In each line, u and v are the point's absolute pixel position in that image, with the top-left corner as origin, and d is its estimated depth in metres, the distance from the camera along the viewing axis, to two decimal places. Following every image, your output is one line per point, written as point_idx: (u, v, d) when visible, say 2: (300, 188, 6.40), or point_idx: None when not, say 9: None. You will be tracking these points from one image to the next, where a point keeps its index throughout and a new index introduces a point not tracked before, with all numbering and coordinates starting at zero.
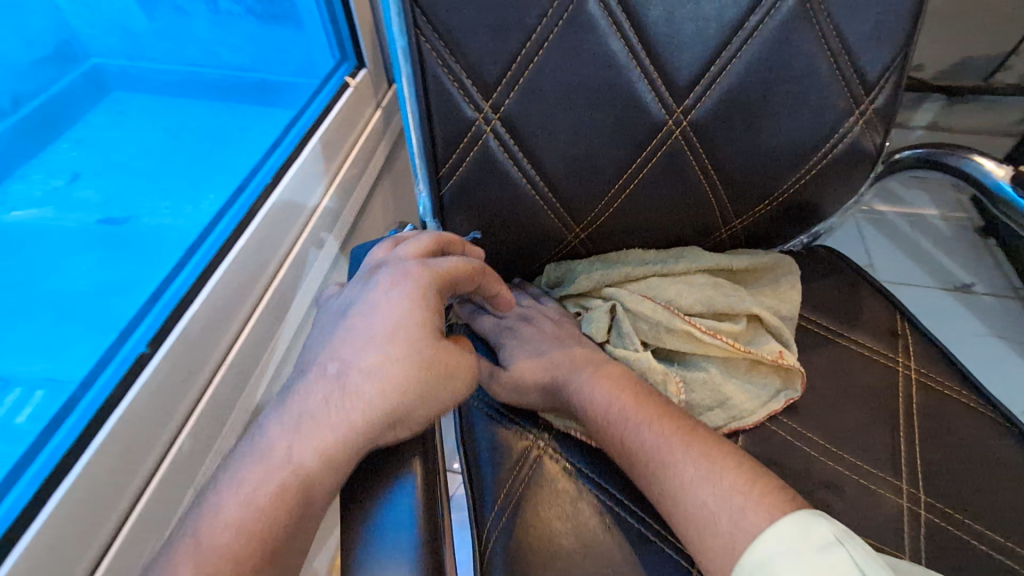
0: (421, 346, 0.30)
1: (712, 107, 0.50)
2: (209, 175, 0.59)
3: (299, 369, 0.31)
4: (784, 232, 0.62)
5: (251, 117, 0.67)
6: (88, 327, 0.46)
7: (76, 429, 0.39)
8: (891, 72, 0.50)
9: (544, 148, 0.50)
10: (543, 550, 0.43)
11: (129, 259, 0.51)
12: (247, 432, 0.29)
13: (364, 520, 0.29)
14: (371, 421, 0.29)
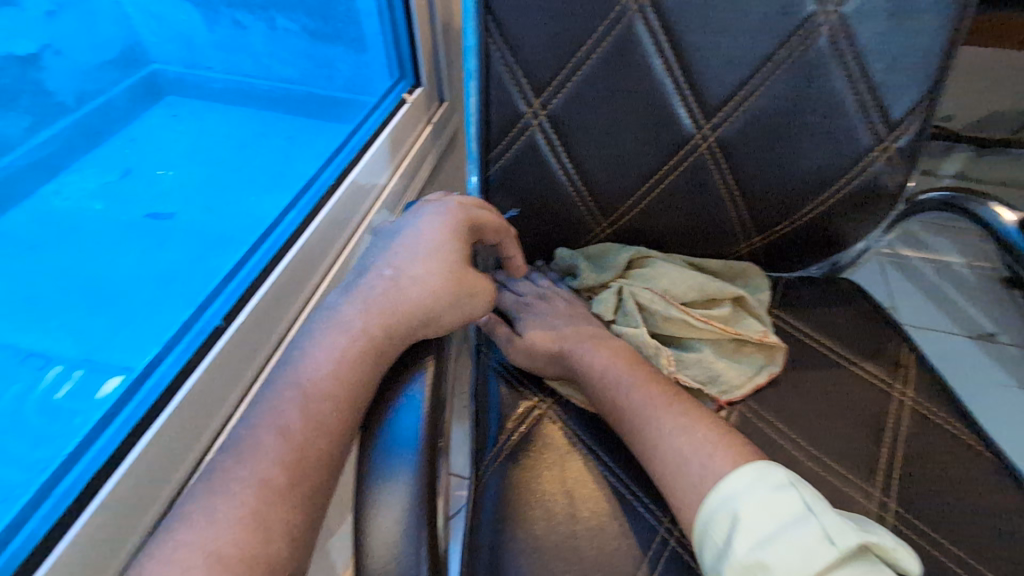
0: (455, 267, 0.41)
1: (738, 127, 0.55)
2: (260, 178, 0.74)
3: (360, 272, 0.41)
4: (802, 256, 0.66)
5: (297, 127, 0.82)
6: (127, 322, 0.57)
7: (149, 400, 0.46)
8: (916, 114, 0.54)
9: (582, 145, 0.56)
10: (530, 493, 0.48)
11: (162, 254, 0.65)
12: (317, 311, 0.39)
13: (383, 410, 0.36)
14: (413, 313, 0.39)
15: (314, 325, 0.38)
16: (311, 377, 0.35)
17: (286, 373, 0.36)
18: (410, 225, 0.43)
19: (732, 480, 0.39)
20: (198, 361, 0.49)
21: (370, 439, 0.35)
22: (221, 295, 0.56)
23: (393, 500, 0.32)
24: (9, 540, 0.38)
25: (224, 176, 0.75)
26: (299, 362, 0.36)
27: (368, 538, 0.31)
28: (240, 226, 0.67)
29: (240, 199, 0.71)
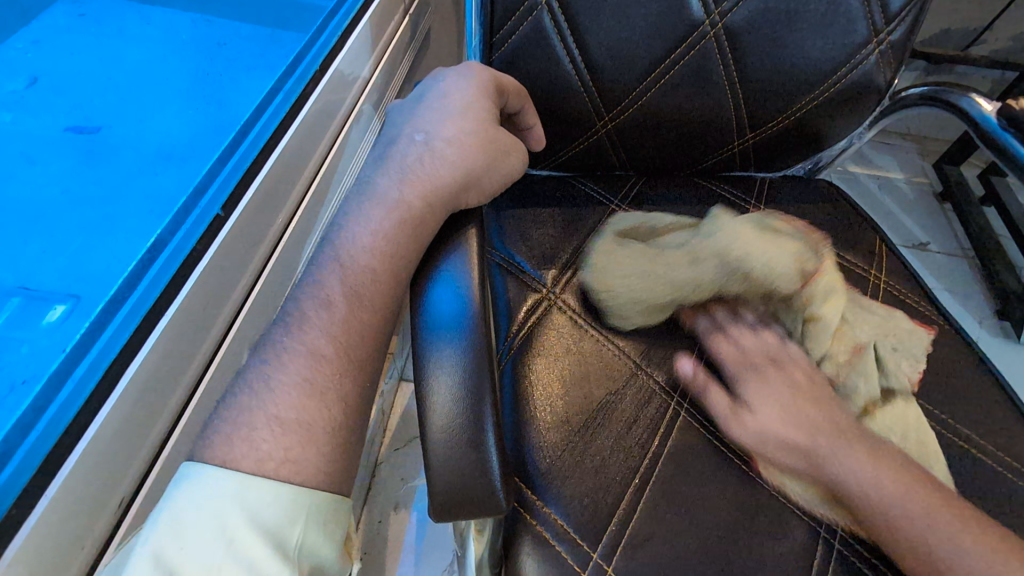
0: (486, 125, 0.41)
1: (746, 15, 0.54)
2: (208, 80, 0.64)
3: (394, 142, 0.41)
4: (789, 155, 0.68)
5: (236, 27, 0.71)
6: (66, 236, 0.48)
7: (137, 312, 0.40)
8: (913, 4, 0.54)
9: (590, 30, 0.54)
10: (549, 374, 0.50)
11: (98, 162, 0.54)
12: (358, 189, 0.39)
13: (419, 295, 0.36)
14: (456, 171, 0.39)
15: (353, 201, 0.39)
16: (352, 253, 0.36)
17: (329, 251, 0.36)
18: (432, 95, 0.43)
19: None
20: (205, 248, 0.44)
21: (414, 315, 0.35)
22: (219, 178, 0.50)
23: (444, 371, 0.32)
24: (25, 435, 0.33)
25: (157, 78, 0.63)
26: (341, 240, 0.36)
27: (427, 406, 0.31)
28: (200, 133, 0.58)
29: (174, 105, 0.60)
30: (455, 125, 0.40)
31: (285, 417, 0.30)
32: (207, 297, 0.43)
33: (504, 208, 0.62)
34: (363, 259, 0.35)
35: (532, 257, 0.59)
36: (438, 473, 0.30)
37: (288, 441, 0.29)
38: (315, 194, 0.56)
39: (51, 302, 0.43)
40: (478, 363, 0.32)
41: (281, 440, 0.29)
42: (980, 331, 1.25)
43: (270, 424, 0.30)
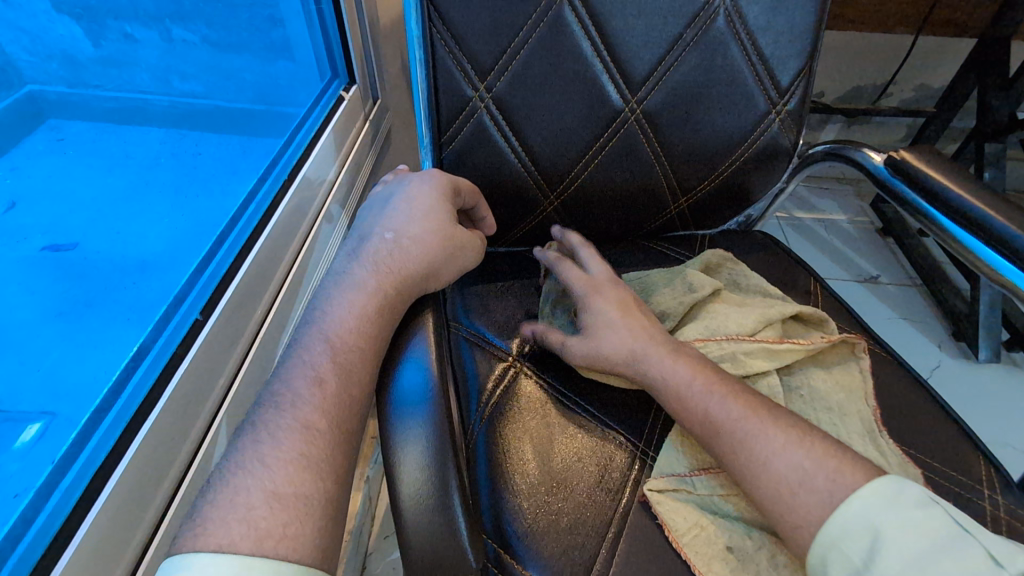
0: (448, 228, 0.47)
1: (660, 100, 0.62)
2: (184, 194, 0.69)
3: (363, 237, 0.45)
4: (722, 212, 0.76)
5: (210, 141, 0.76)
6: (48, 356, 0.49)
7: (119, 423, 0.43)
8: (800, 79, 0.64)
9: (526, 124, 0.62)
10: (518, 437, 0.53)
11: (87, 286, 0.55)
12: (334, 279, 0.42)
13: (389, 377, 0.39)
14: (419, 266, 0.44)
15: (329, 290, 0.42)
16: (337, 330, 0.39)
17: (311, 332, 0.39)
18: (400, 194, 0.48)
19: (877, 497, 0.37)
20: (185, 351, 0.48)
21: (383, 395, 0.38)
22: (197, 287, 0.55)
23: (412, 445, 0.35)
24: (15, 545, 0.36)
25: (140, 194, 0.65)
26: (323, 323, 0.39)
27: (397, 479, 0.34)
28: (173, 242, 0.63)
29: (153, 220, 0.64)
30: (420, 226, 0.46)
31: (283, 492, 0.31)
32: (187, 399, 0.47)
33: (466, 285, 0.67)
34: (349, 337, 0.38)
35: (497, 328, 0.63)
36: (409, 539, 0.33)
37: (285, 515, 0.30)
38: (287, 291, 0.60)
39: (24, 422, 0.45)
40: (442, 431, 0.36)
41: (279, 515, 0.30)
42: (940, 355, 1.30)
43: (268, 498, 0.30)
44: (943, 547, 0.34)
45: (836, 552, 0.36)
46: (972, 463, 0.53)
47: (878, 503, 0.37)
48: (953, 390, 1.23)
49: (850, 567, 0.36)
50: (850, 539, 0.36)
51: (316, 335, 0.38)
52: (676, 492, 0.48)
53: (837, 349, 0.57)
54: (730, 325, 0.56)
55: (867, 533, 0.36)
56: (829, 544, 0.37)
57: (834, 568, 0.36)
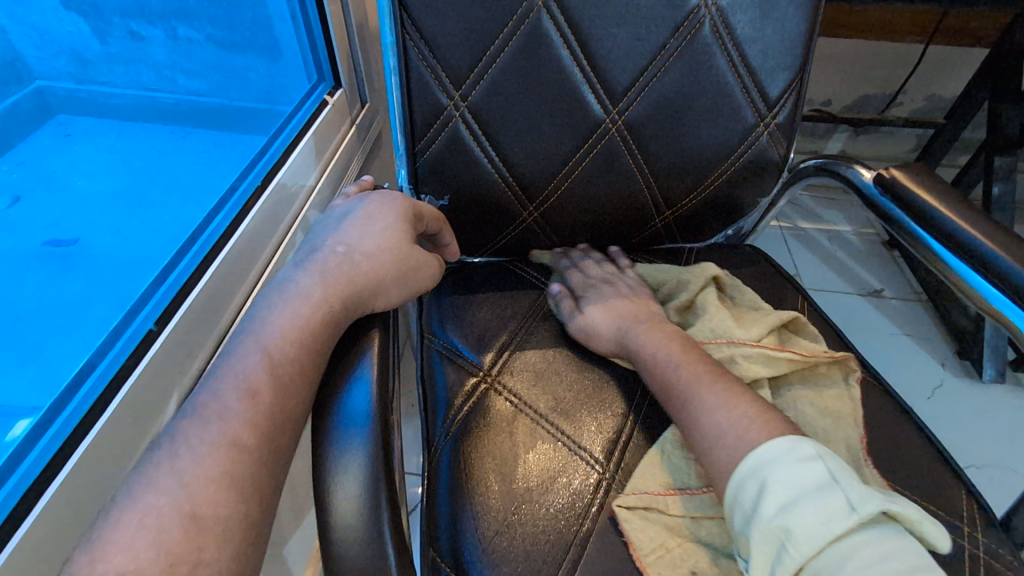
0: (403, 248, 0.46)
1: (642, 112, 0.61)
2: (173, 193, 0.68)
3: (316, 247, 0.45)
4: (710, 225, 0.74)
5: (209, 139, 0.76)
6: (35, 348, 0.50)
7: (60, 436, 0.42)
8: (789, 91, 0.62)
9: (503, 133, 0.60)
10: (480, 455, 0.52)
11: (78, 280, 0.56)
12: (280, 285, 0.42)
13: (330, 395, 0.37)
14: (366, 283, 0.43)
15: (272, 297, 0.41)
16: (272, 339, 0.38)
17: (246, 341, 0.38)
18: (360, 208, 0.48)
19: (765, 452, 0.40)
20: (136, 362, 0.48)
21: (323, 414, 0.36)
22: (155, 297, 0.54)
23: (349, 471, 0.33)
24: None
25: (131, 192, 0.66)
26: (260, 330, 0.39)
27: (329, 506, 0.33)
28: (154, 240, 0.62)
29: (150, 218, 0.65)
30: (374, 242, 0.45)
31: (195, 520, 0.29)
32: (139, 410, 0.46)
33: (443, 295, 0.66)
34: (285, 351, 0.38)
35: (471, 340, 0.61)
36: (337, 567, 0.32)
37: (196, 547, 0.29)
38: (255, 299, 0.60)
39: None
40: (381, 456, 0.34)
41: (189, 545, 0.29)
42: (943, 373, 1.26)
43: (176, 527, 0.29)
44: (814, 496, 0.36)
45: (736, 504, 0.40)
46: (953, 496, 0.51)
47: (773, 465, 0.39)
48: (955, 411, 1.20)
49: (742, 512, 0.39)
50: (743, 488, 0.39)
51: (248, 341, 0.38)
52: (647, 511, 0.47)
53: (830, 370, 0.55)
54: (735, 328, 0.57)
55: (755, 485, 0.39)
56: (733, 496, 0.40)
57: (736, 516, 0.40)
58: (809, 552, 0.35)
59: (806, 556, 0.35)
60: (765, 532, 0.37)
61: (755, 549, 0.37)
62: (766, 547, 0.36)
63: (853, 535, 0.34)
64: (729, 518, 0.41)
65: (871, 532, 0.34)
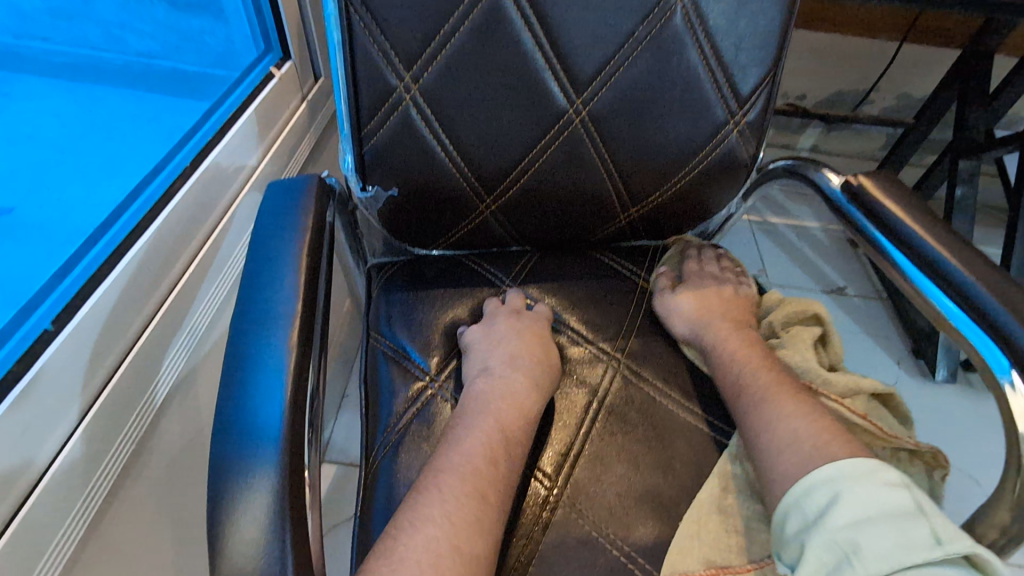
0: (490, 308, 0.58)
1: (607, 103, 0.57)
2: (117, 164, 0.62)
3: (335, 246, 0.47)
4: (677, 225, 0.71)
5: (161, 106, 0.70)
6: None
7: None
8: (762, 89, 0.59)
9: (458, 120, 0.56)
10: (417, 470, 0.49)
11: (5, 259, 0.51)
12: (266, 265, 0.40)
13: (231, 412, 0.33)
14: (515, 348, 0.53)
15: (262, 276, 0.39)
16: (280, 307, 0.38)
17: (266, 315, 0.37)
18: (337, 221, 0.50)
19: (848, 466, 0.41)
20: (27, 367, 0.42)
21: (228, 431, 0.33)
22: (53, 293, 0.49)
23: (253, 503, 0.30)
24: None
25: (69, 159, 0.59)
26: (264, 308, 0.38)
27: (226, 544, 0.29)
28: (77, 212, 0.57)
29: (90, 190, 0.59)
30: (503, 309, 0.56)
31: None
32: (36, 417, 0.41)
33: (394, 291, 0.62)
34: (268, 345, 0.36)
35: (419, 342, 0.58)
36: None
37: None
38: (184, 288, 0.55)
39: None
40: (291, 487, 0.31)
41: None
42: (897, 372, 1.29)
43: None
44: (892, 520, 0.37)
45: (798, 510, 0.42)
46: None
47: (850, 467, 0.41)
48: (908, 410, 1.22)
49: (803, 516, 0.41)
50: (813, 494, 0.41)
51: (283, 315, 0.37)
52: None
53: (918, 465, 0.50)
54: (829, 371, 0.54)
55: (829, 495, 0.40)
56: (794, 502, 0.42)
57: (794, 522, 0.42)
58: (872, 566, 0.36)
59: (869, 572, 0.36)
60: (831, 540, 0.38)
61: (811, 550, 0.39)
62: (823, 556, 0.38)
63: (928, 564, 0.35)
64: (780, 523, 0.43)
65: (947, 570, 0.35)
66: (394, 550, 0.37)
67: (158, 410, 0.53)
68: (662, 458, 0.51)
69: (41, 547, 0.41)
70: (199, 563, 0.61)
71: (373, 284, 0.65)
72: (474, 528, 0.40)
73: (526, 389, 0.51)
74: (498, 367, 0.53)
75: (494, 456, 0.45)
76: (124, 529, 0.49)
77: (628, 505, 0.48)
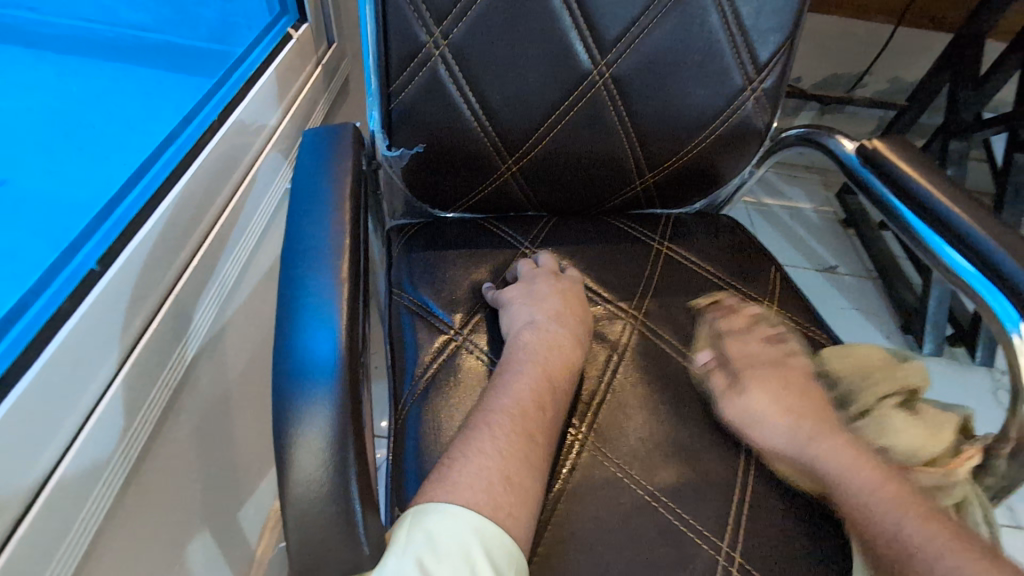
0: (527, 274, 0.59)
1: (630, 66, 0.58)
2: (127, 140, 0.58)
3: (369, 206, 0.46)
4: (690, 192, 0.72)
5: (165, 84, 0.65)
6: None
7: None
8: (780, 55, 0.60)
9: (485, 79, 0.56)
10: (446, 417, 0.50)
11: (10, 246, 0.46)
12: (311, 211, 0.41)
13: (285, 342, 0.34)
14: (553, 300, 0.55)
15: (305, 221, 0.40)
16: (328, 246, 0.39)
17: (317, 252, 0.38)
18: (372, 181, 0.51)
19: None
20: (73, 308, 0.43)
21: (284, 360, 0.33)
22: (95, 236, 0.49)
23: (314, 426, 0.31)
24: None
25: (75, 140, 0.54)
26: (312, 248, 0.38)
27: (292, 460, 0.30)
28: (82, 186, 0.53)
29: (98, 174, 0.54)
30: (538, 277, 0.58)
31: None
32: (83, 356, 0.42)
33: (415, 251, 0.63)
34: (320, 281, 0.37)
35: (443, 299, 0.59)
36: (295, 520, 0.30)
37: None
38: (216, 238, 0.55)
39: None
40: (352, 410, 0.32)
41: None
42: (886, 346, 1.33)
43: None
44: None
45: None
46: None
47: None
48: None
49: None
50: None
51: (332, 251, 0.38)
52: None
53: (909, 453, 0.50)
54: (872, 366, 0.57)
55: None
56: None
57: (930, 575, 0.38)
58: None
59: None
60: None
61: None
62: None
63: None
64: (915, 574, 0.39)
65: None
66: (439, 479, 0.38)
67: (189, 362, 0.53)
68: (682, 407, 0.53)
69: (89, 488, 0.41)
70: (224, 518, 0.61)
71: (393, 247, 0.65)
72: (513, 463, 0.41)
73: (554, 340, 0.53)
74: (543, 321, 0.54)
75: (531, 399, 0.46)
76: (160, 477, 0.50)
77: (651, 449, 0.50)
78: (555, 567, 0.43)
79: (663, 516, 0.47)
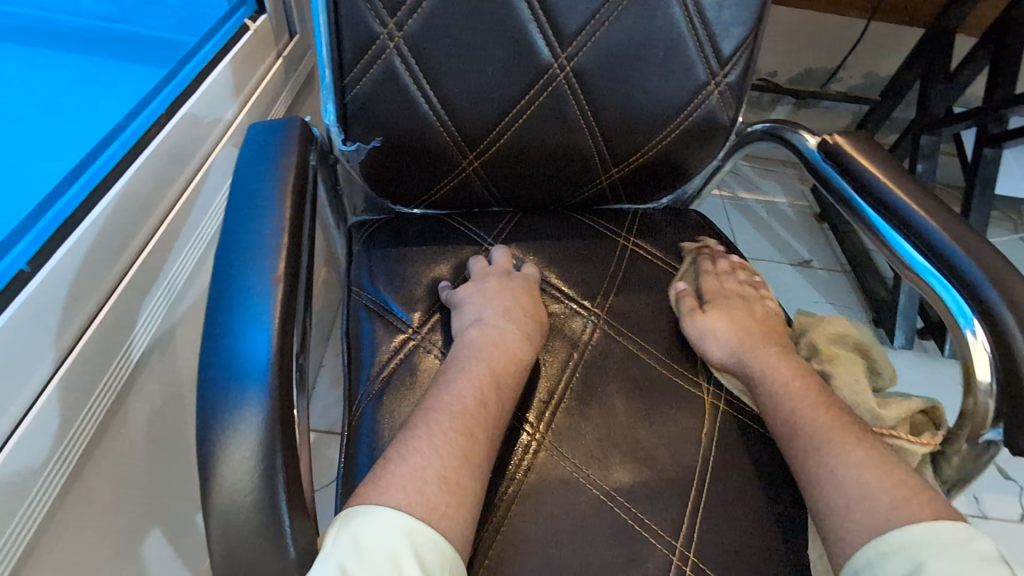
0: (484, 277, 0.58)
1: (591, 59, 0.57)
2: (78, 129, 0.57)
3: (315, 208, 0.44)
4: (657, 187, 0.72)
5: (122, 73, 0.64)
6: None
7: None
8: (743, 49, 0.59)
9: (442, 72, 0.55)
10: (400, 418, 0.49)
11: None
12: (250, 208, 0.39)
13: (214, 344, 0.33)
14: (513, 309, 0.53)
15: (244, 220, 0.38)
16: (267, 243, 0.37)
17: (253, 251, 0.37)
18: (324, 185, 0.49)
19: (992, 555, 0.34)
20: (4, 308, 0.41)
21: (211, 363, 0.32)
22: (28, 235, 0.47)
23: (241, 432, 0.30)
24: None
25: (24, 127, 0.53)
26: (249, 247, 0.37)
27: (216, 468, 0.29)
28: (29, 177, 0.52)
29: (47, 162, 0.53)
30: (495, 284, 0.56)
31: None
32: (14, 358, 0.40)
33: (375, 248, 0.62)
34: (254, 280, 0.35)
35: (401, 297, 0.58)
36: (220, 529, 0.29)
37: None
38: (165, 235, 0.54)
39: None
40: (281, 416, 0.31)
41: None
42: None
43: None
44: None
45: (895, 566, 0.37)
46: None
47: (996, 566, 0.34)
48: None
49: None
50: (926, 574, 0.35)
51: (267, 249, 0.37)
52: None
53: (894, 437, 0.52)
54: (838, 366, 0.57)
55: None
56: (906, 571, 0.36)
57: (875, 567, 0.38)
58: None
59: None
60: None
61: None
62: None
63: None
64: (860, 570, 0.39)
65: None
66: (384, 484, 0.38)
67: (136, 364, 0.51)
68: (642, 404, 0.53)
69: (20, 498, 0.40)
70: (179, 523, 0.60)
71: (353, 244, 0.63)
72: (462, 464, 0.41)
73: (511, 338, 0.52)
74: (491, 316, 0.53)
75: (484, 400, 0.46)
76: (106, 483, 0.49)
77: (608, 448, 0.50)
78: (507, 568, 0.43)
79: (618, 515, 0.46)
